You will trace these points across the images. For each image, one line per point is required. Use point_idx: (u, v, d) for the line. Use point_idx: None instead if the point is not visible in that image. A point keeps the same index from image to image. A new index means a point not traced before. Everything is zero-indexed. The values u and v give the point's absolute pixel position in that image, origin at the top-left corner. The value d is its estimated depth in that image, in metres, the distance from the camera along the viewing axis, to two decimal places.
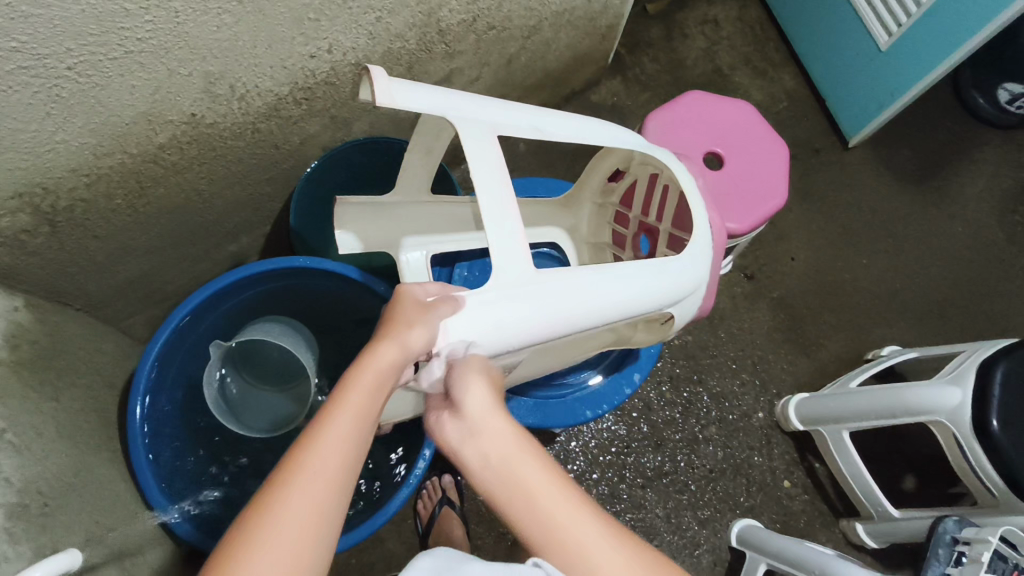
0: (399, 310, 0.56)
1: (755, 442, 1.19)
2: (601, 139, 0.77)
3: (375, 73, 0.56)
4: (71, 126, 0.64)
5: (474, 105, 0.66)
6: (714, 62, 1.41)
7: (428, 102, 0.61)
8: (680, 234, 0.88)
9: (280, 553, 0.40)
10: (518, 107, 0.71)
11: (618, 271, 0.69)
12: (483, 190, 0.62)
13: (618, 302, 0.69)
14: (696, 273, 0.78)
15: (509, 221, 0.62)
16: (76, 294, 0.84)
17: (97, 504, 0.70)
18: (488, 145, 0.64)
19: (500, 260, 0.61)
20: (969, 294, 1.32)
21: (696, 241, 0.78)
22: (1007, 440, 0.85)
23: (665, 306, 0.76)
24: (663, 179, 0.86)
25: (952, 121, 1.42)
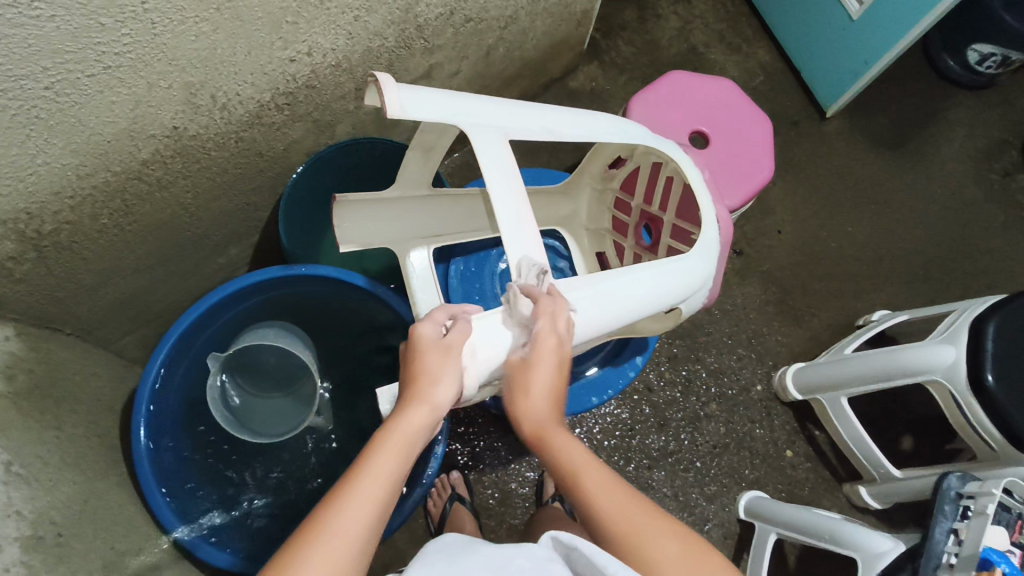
0: (420, 357, 0.57)
1: (755, 415, 1.21)
2: (608, 136, 0.78)
3: (382, 82, 0.60)
4: (52, 147, 0.62)
5: (484, 109, 0.68)
6: (688, 41, 1.42)
7: (439, 109, 0.64)
8: (686, 226, 0.88)
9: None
10: (532, 112, 0.72)
11: (629, 274, 0.71)
12: (495, 194, 0.64)
13: (631, 305, 0.70)
14: (705, 269, 0.79)
15: (524, 224, 0.64)
16: (67, 319, 0.82)
17: (111, 530, 0.69)
18: (499, 149, 0.66)
19: (517, 264, 0.62)
20: (952, 255, 1.35)
21: (704, 236, 0.80)
22: (1003, 395, 0.86)
23: (675, 302, 0.77)
24: (668, 170, 0.86)
25: (924, 85, 1.44)
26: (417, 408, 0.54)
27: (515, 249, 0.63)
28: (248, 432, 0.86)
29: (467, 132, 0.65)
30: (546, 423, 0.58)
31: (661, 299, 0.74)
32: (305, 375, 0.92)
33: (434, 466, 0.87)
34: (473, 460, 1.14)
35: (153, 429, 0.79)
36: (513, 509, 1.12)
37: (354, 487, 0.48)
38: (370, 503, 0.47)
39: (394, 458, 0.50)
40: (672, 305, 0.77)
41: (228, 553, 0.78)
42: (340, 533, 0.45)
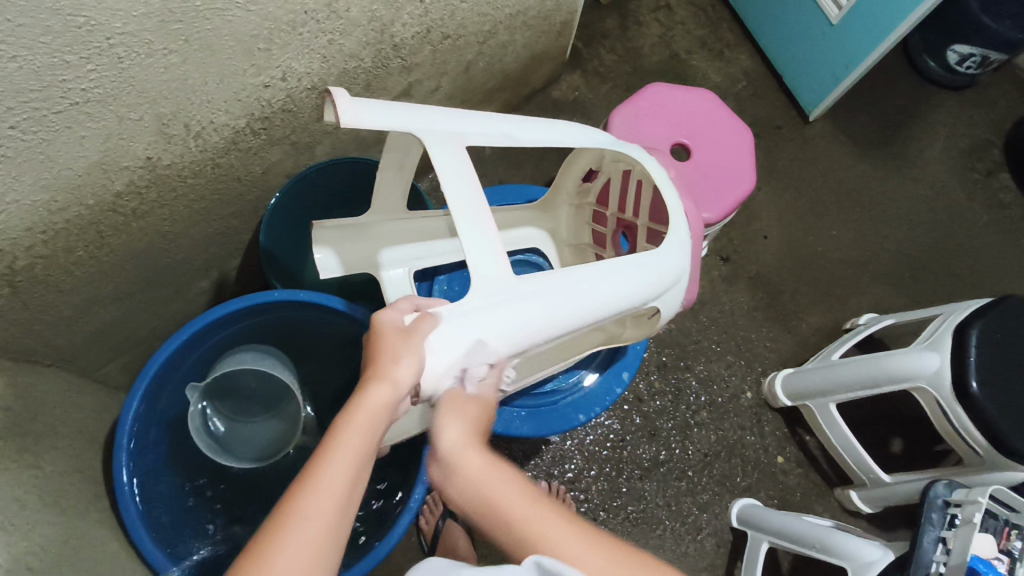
0: (381, 342, 0.55)
1: (746, 422, 1.21)
2: (572, 140, 0.78)
3: (338, 95, 0.58)
4: (21, 184, 0.61)
5: (440, 117, 0.67)
6: (670, 48, 1.41)
7: (394, 118, 0.62)
8: (658, 228, 0.88)
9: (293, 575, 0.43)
10: (488, 119, 0.71)
11: (599, 271, 0.71)
12: (452, 198, 0.63)
13: (601, 301, 0.70)
14: (675, 266, 0.78)
15: (483, 225, 0.63)
16: (46, 351, 0.81)
17: (92, 569, 0.68)
18: (458, 156, 0.65)
19: (477, 264, 0.61)
20: (937, 255, 1.35)
21: (675, 233, 0.79)
22: (987, 401, 0.87)
23: (649, 300, 0.76)
24: (636, 174, 0.86)
25: (905, 86, 1.44)
26: (378, 388, 0.52)
27: (474, 249, 0.62)
28: (233, 459, 0.85)
29: (424, 141, 0.64)
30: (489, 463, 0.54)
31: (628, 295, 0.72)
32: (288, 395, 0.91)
33: (421, 490, 0.85)
34: None
35: (135, 466, 0.77)
36: None
37: (321, 477, 0.47)
38: (341, 481, 0.48)
39: (362, 440, 0.50)
40: (646, 303, 0.76)
41: None
42: (313, 516, 0.46)
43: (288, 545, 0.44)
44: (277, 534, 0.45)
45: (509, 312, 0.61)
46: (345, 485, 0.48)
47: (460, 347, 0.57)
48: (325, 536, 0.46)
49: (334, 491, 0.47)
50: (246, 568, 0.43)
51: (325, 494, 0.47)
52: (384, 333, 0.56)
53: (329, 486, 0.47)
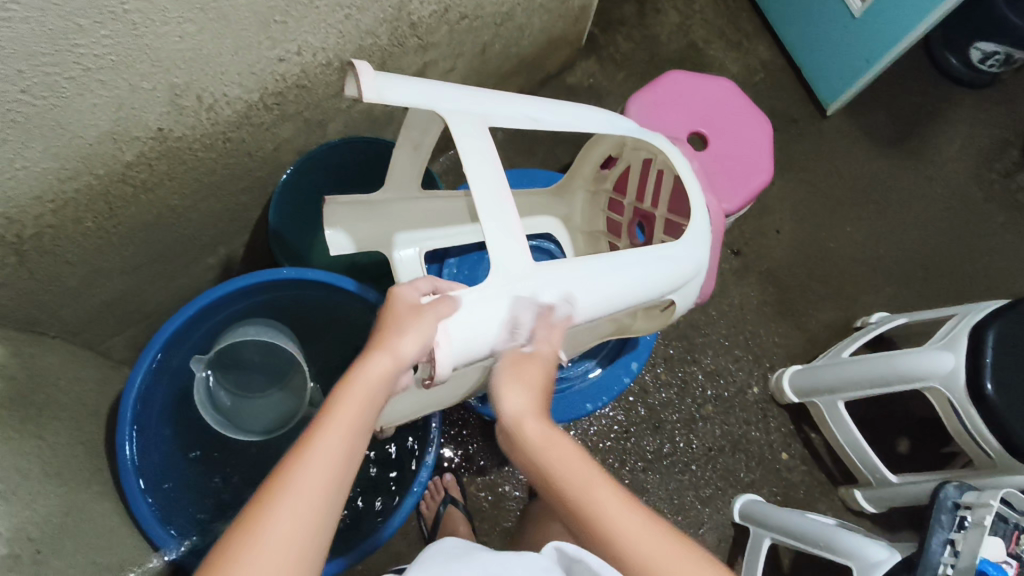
0: (391, 316, 0.56)
1: (752, 417, 1.20)
2: (594, 126, 0.76)
3: (360, 68, 0.56)
4: (31, 151, 0.60)
5: (462, 96, 0.65)
6: (688, 36, 1.39)
7: (416, 95, 0.61)
8: (678, 220, 0.86)
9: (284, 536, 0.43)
10: (511, 100, 0.70)
11: (618, 261, 0.69)
12: (473, 179, 0.61)
13: (618, 293, 0.68)
14: (693, 259, 0.77)
15: (505, 211, 0.62)
16: (51, 322, 0.80)
17: (92, 543, 0.67)
18: (481, 137, 0.63)
19: (495, 249, 0.60)
20: (950, 256, 1.33)
21: (695, 224, 0.78)
22: (1002, 404, 0.85)
23: (665, 292, 0.75)
24: (658, 164, 0.85)
25: (926, 84, 1.42)
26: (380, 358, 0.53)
27: (494, 235, 0.60)
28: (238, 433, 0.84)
29: (447, 120, 0.62)
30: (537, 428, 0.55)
31: (644, 286, 0.71)
32: (296, 369, 0.89)
33: (426, 475, 0.84)
34: (465, 463, 1.13)
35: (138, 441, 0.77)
36: (506, 512, 1.11)
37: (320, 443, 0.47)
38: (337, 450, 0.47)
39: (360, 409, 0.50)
40: (662, 295, 0.75)
41: None
42: (307, 483, 0.45)
43: (281, 512, 0.43)
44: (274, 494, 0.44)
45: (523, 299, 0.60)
46: (340, 459, 0.47)
47: (478, 333, 0.56)
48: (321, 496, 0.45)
49: (330, 457, 0.47)
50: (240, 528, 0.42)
51: (319, 466, 0.46)
52: (397, 305, 0.56)
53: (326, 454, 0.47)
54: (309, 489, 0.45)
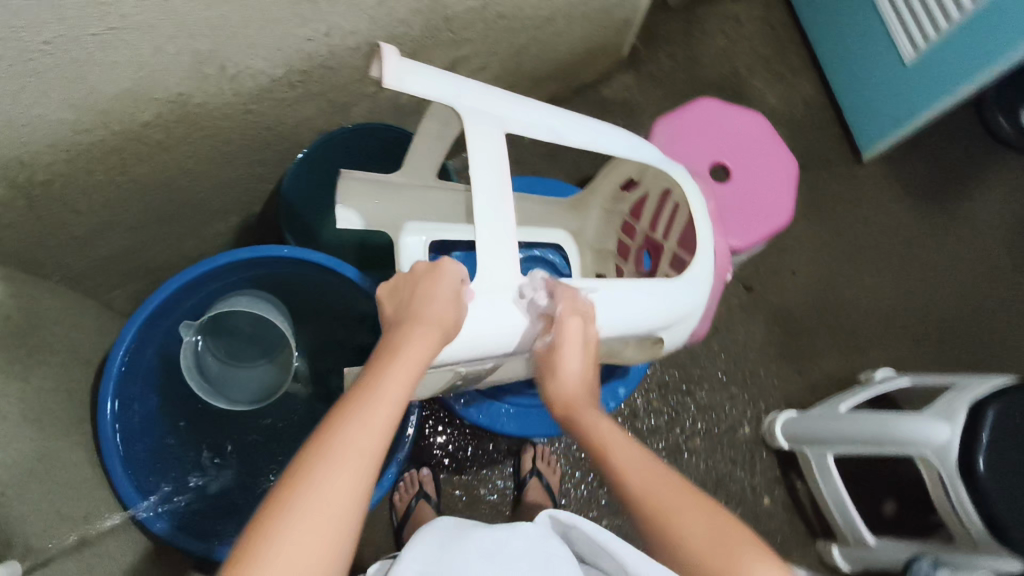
0: (426, 282, 0.56)
1: (739, 457, 1.18)
2: (614, 148, 0.75)
3: (386, 52, 0.55)
4: (49, 100, 0.61)
5: (486, 97, 0.65)
6: (731, 63, 1.37)
7: (436, 89, 0.60)
8: (684, 254, 0.83)
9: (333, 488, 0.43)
10: (536, 108, 0.69)
11: (614, 290, 0.69)
12: (477, 180, 0.61)
13: (607, 322, 0.68)
14: (691, 300, 0.76)
15: (503, 219, 0.61)
16: (55, 267, 0.81)
17: (61, 492, 0.68)
18: (493, 143, 0.62)
19: (484, 256, 0.60)
20: (969, 322, 1.30)
21: (697, 267, 0.77)
22: (992, 485, 0.83)
23: (656, 328, 0.74)
24: (675, 197, 0.82)
25: (970, 141, 1.38)
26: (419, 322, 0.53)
27: (486, 242, 0.60)
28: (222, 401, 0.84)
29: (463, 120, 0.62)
30: (578, 403, 0.64)
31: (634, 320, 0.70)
32: (286, 344, 0.89)
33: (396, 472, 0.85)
34: (445, 460, 1.13)
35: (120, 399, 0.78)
36: (479, 514, 1.11)
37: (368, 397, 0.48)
38: (383, 417, 0.47)
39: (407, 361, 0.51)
40: (651, 331, 0.74)
41: (195, 536, 0.78)
42: (355, 446, 0.45)
43: (331, 472, 0.43)
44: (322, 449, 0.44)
45: (503, 311, 0.60)
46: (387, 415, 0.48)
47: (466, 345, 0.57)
48: (368, 447, 0.45)
49: (376, 421, 0.47)
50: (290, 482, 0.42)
51: (366, 423, 0.46)
52: (435, 274, 0.57)
53: (373, 419, 0.46)
54: (360, 453, 0.45)
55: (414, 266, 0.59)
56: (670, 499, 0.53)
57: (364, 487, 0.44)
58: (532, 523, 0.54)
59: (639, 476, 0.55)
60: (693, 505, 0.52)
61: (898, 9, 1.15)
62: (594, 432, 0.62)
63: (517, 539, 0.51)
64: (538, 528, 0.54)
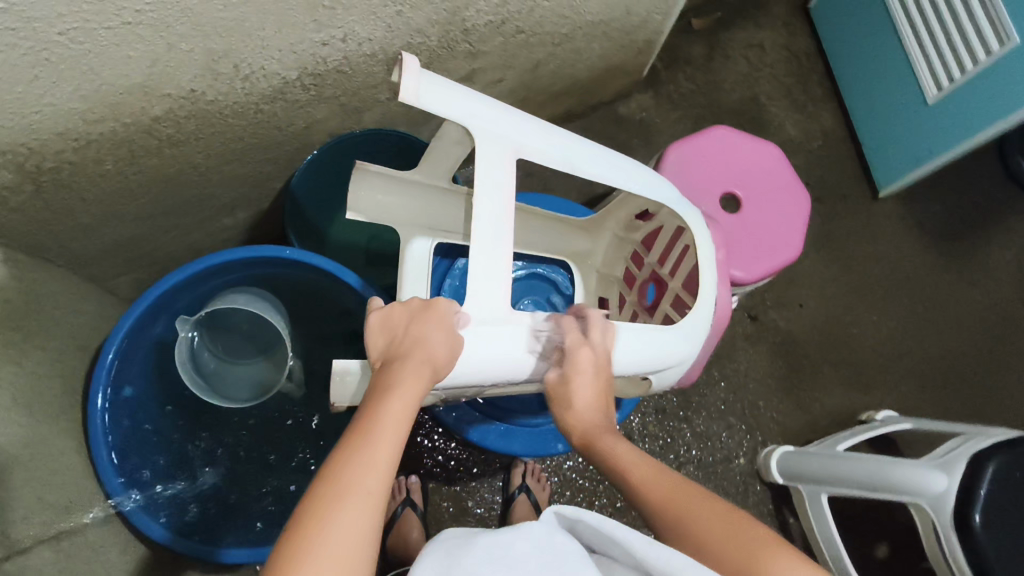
0: (417, 323, 0.56)
1: (731, 488, 1.17)
2: (626, 182, 0.74)
3: (408, 63, 0.55)
4: (61, 90, 0.61)
5: (505, 120, 0.64)
6: (752, 89, 1.36)
7: (454, 107, 0.60)
8: (686, 298, 0.84)
9: (343, 535, 0.42)
10: (554, 134, 0.68)
11: (613, 329, 0.68)
12: (477, 202, 0.60)
13: (599, 363, 0.67)
14: (684, 346, 0.75)
15: (499, 246, 0.60)
16: (60, 252, 0.82)
17: (45, 479, 0.68)
18: (502, 167, 0.62)
19: (475, 280, 0.59)
20: (976, 367, 1.27)
21: (696, 314, 0.76)
22: (987, 541, 0.81)
23: (644, 371, 0.73)
24: (687, 239, 0.82)
25: (990, 184, 1.36)
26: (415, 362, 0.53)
27: (480, 266, 0.59)
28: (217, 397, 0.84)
29: (476, 138, 0.62)
30: (594, 432, 0.65)
31: (623, 363, 0.69)
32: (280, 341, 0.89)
33: None
34: (435, 469, 1.12)
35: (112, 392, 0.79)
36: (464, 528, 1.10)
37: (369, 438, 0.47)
38: (386, 454, 0.46)
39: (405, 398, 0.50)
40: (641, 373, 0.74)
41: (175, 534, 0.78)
42: (359, 486, 0.44)
43: (336, 517, 0.42)
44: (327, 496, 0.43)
45: (491, 340, 0.59)
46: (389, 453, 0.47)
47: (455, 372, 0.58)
48: (375, 486, 0.44)
49: (379, 459, 0.46)
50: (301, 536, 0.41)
51: (369, 463, 0.45)
52: (424, 314, 0.56)
53: (374, 457, 0.46)
54: (366, 492, 0.44)
55: (406, 300, 0.58)
56: (688, 502, 0.54)
57: (374, 528, 0.43)
58: (537, 521, 0.49)
59: (659, 489, 0.57)
60: (714, 516, 0.52)
61: (924, 46, 1.13)
62: (613, 457, 0.62)
63: (523, 541, 0.47)
64: (545, 526, 0.49)
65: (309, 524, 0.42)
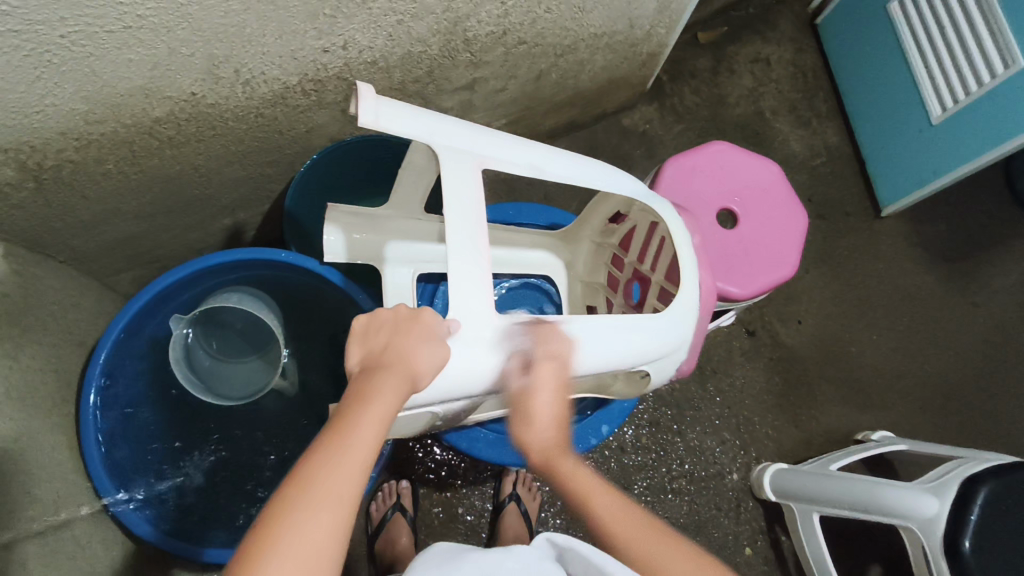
0: (404, 330, 0.56)
1: (724, 504, 1.16)
2: (601, 184, 0.75)
3: (362, 92, 0.56)
4: (62, 91, 0.62)
5: (465, 134, 0.65)
6: (757, 104, 1.35)
7: (412, 129, 0.61)
8: (669, 287, 0.83)
9: (310, 531, 0.43)
10: (517, 144, 0.69)
11: (597, 323, 0.68)
12: (450, 218, 0.61)
13: (587, 361, 0.67)
14: (674, 335, 0.75)
15: (476, 257, 0.61)
16: (61, 248, 0.83)
17: (34, 473, 0.69)
18: (468, 178, 0.63)
19: (456, 293, 0.59)
20: (976, 390, 1.26)
21: (682, 301, 0.75)
22: (976, 567, 0.81)
23: (635, 365, 0.73)
24: (660, 230, 0.82)
25: (995, 206, 1.35)
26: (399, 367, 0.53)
27: (458, 280, 0.59)
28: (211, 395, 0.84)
29: (438, 154, 0.63)
30: (553, 451, 0.64)
31: (610, 360, 0.69)
32: (274, 339, 0.89)
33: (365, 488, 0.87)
34: (427, 475, 1.12)
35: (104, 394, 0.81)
36: (453, 534, 1.10)
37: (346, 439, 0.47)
38: (359, 455, 0.47)
39: (384, 406, 0.51)
40: (636, 365, 0.73)
41: (162, 531, 0.79)
42: (329, 491, 0.44)
43: (303, 520, 0.43)
44: (299, 491, 0.44)
45: (469, 352, 0.59)
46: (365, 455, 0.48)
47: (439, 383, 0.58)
48: (346, 487, 0.45)
49: (351, 465, 0.46)
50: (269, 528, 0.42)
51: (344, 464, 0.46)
52: (411, 324, 0.57)
53: (347, 464, 0.46)
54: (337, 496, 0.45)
55: (392, 310, 0.58)
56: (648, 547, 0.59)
57: (340, 529, 0.44)
58: (525, 546, 0.53)
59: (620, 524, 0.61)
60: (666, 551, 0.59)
61: (930, 68, 1.13)
62: (569, 483, 0.63)
63: (513, 561, 0.50)
64: (532, 551, 0.53)
65: (281, 515, 0.43)
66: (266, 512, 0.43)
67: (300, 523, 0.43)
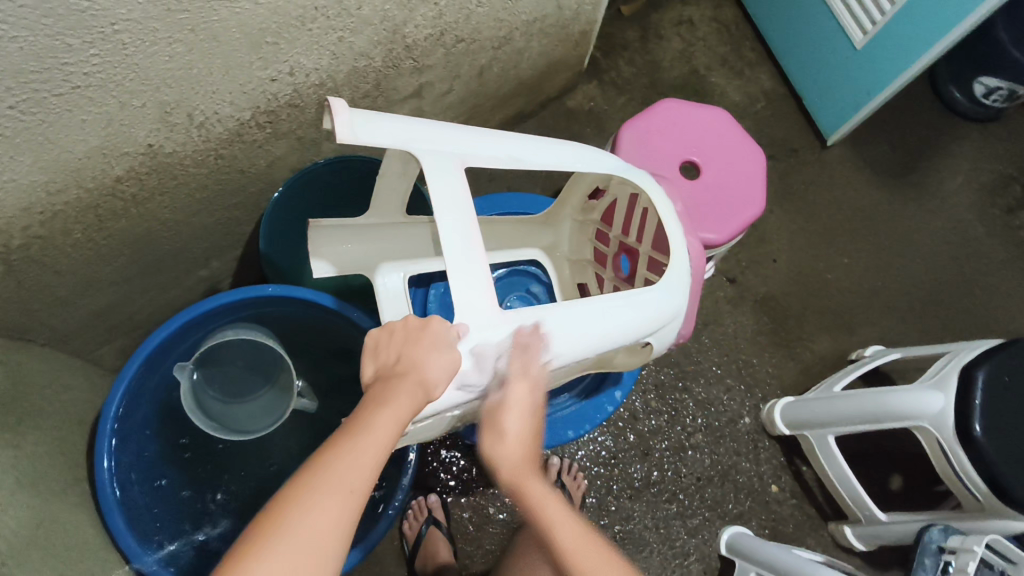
0: (417, 338, 0.57)
1: (742, 448, 1.19)
2: (581, 165, 0.77)
3: (336, 107, 0.57)
4: (20, 164, 0.61)
5: (440, 134, 0.66)
6: (690, 63, 1.40)
7: (391, 136, 0.61)
8: (659, 257, 0.85)
9: (317, 520, 0.45)
10: (494, 139, 0.70)
11: (596, 303, 0.70)
12: (443, 221, 0.61)
13: (592, 337, 0.69)
14: (671, 305, 0.77)
15: (474, 255, 0.61)
16: (40, 329, 0.81)
17: (63, 557, 0.67)
18: (454, 178, 0.63)
19: (460, 297, 0.60)
20: (950, 290, 1.32)
21: (674, 271, 0.77)
22: (990, 447, 0.84)
23: (640, 336, 0.75)
24: (642, 202, 0.85)
25: (928, 116, 1.41)
26: (413, 377, 0.55)
27: (461, 281, 0.60)
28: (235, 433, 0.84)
29: (420, 158, 0.63)
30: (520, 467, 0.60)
31: (614, 335, 0.71)
32: (281, 365, 0.88)
33: (403, 497, 0.86)
34: (450, 483, 1.12)
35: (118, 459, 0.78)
36: (490, 535, 1.10)
37: (359, 440, 0.50)
38: (370, 455, 0.50)
39: (396, 412, 0.52)
40: (639, 337, 0.75)
41: None
42: (342, 486, 0.47)
43: (313, 506, 0.46)
44: (310, 481, 0.47)
45: (484, 350, 0.59)
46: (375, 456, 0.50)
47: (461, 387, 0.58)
48: (358, 484, 0.48)
49: (363, 460, 0.49)
50: (279, 510, 0.46)
51: (353, 463, 0.48)
52: (424, 331, 0.57)
53: (359, 460, 0.49)
54: (350, 490, 0.48)
55: (403, 319, 0.59)
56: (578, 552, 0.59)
57: (346, 523, 0.47)
58: None
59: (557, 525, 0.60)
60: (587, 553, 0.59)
61: None
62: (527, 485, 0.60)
63: None
64: None
65: (292, 499, 0.46)
66: (279, 494, 0.47)
67: (310, 512, 0.45)
